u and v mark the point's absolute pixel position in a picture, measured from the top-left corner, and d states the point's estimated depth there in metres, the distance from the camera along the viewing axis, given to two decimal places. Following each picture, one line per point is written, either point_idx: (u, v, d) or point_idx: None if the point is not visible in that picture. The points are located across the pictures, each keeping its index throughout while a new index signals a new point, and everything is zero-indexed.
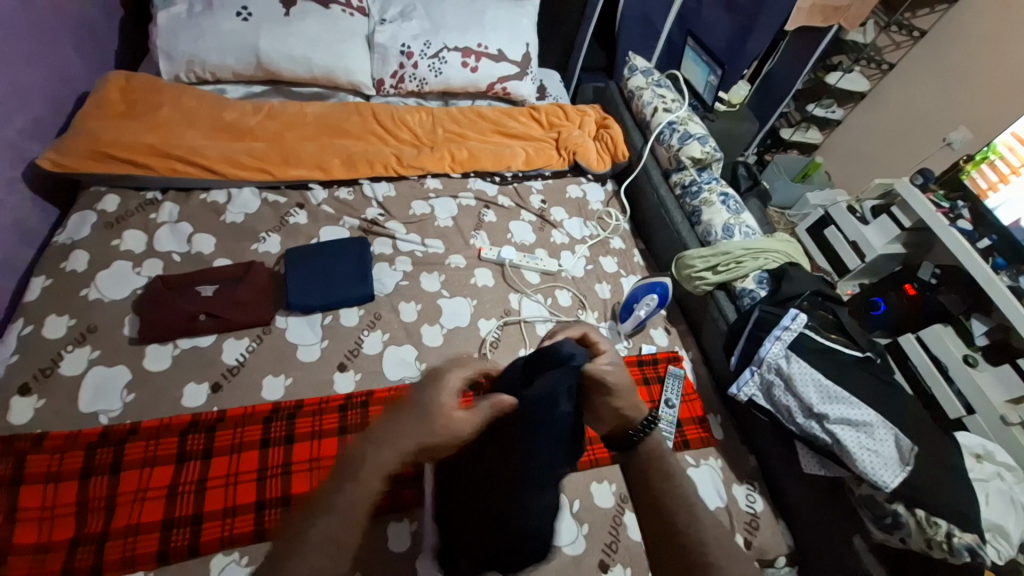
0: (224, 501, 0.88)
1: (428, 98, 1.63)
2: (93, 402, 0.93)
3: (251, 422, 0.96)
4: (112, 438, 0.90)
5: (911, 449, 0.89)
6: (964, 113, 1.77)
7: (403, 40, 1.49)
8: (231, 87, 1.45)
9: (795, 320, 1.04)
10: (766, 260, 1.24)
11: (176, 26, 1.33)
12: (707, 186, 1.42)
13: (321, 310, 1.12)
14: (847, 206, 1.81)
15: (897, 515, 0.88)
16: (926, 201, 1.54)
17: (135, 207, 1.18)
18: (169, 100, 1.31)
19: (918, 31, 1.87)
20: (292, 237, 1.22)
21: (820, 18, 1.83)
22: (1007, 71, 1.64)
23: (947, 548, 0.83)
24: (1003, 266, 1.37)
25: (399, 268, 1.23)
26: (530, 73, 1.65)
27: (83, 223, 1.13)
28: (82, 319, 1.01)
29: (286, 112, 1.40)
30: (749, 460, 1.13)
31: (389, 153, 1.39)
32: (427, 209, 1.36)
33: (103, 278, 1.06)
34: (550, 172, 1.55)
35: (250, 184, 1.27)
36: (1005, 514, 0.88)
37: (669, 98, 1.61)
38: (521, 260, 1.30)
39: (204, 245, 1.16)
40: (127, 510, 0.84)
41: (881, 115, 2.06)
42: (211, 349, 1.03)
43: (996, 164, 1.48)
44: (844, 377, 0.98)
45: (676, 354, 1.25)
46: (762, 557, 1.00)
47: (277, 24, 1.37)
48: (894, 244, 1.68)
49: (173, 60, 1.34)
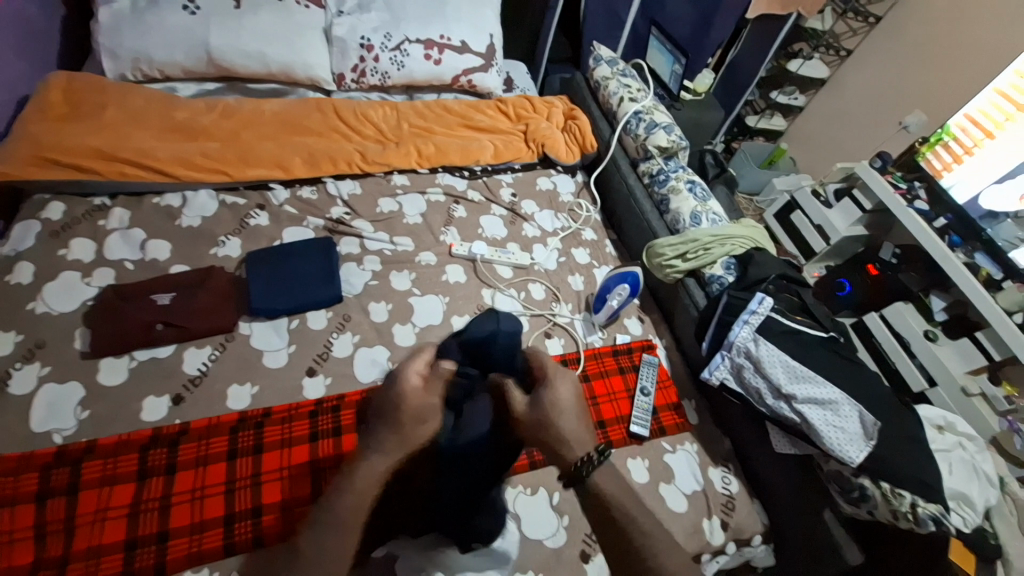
0: (192, 516, 0.84)
1: (392, 92, 1.59)
2: (45, 421, 0.88)
3: (216, 434, 0.93)
4: (68, 457, 0.85)
5: (875, 424, 0.92)
6: (919, 97, 1.84)
7: (362, 33, 1.45)
8: (182, 85, 1.38)
9: (762, 303, 1.06)
10: (733, 246, 1.26)
11: (119, 22, 1.26)
12: (674, 174, 1.43)
13: (286, 315, 1.08)
14: (812, 191, 1.86)
15: (863, 489, 0.91)
16: (885, 183, 1.59)
17: (83, 214, 1.12)
18: (115, 100, 1.25)
19: (874, 17, 1.92)
20: (254, 240, 1.18)
21: (779, 5, 1.87)
22: (958, 54, 1.71)
23: (912, 518, 0.86)
24: (958, 244, 1.42)
25: (367, 267, 1.20)
26: (495, 65, 1.63)
27: (27, 233, 1.06)
28: (30, 335, 0.95)
29: (242, 110, 1.35)
30: (724, 443, 1.15)
31: (353, 149, 1.36)
32: (395, 207, 1.33)
33: (50, 290, 1.00)
34: (519, 165, 1.53)
35: (206, 186, 1.22)
36: (967, 482, 0.91)
37: (635, 87, 1.61)
38: (493, 255, 1.29)
39: (159, 252, 1.11)
40: (89, 531, 0.80)
41: (841, 101, 2.11)
42: (170, 360, 0.98)
43: (950, 145, 1.54)
44: (810, 357, 1.00)
45: (650, 343, 1.26)
46: (738, 537, 1.02)
47: (228, 18, 1.31)
48: (856, 226, 1.73)
49: (118, 58, 1.27)
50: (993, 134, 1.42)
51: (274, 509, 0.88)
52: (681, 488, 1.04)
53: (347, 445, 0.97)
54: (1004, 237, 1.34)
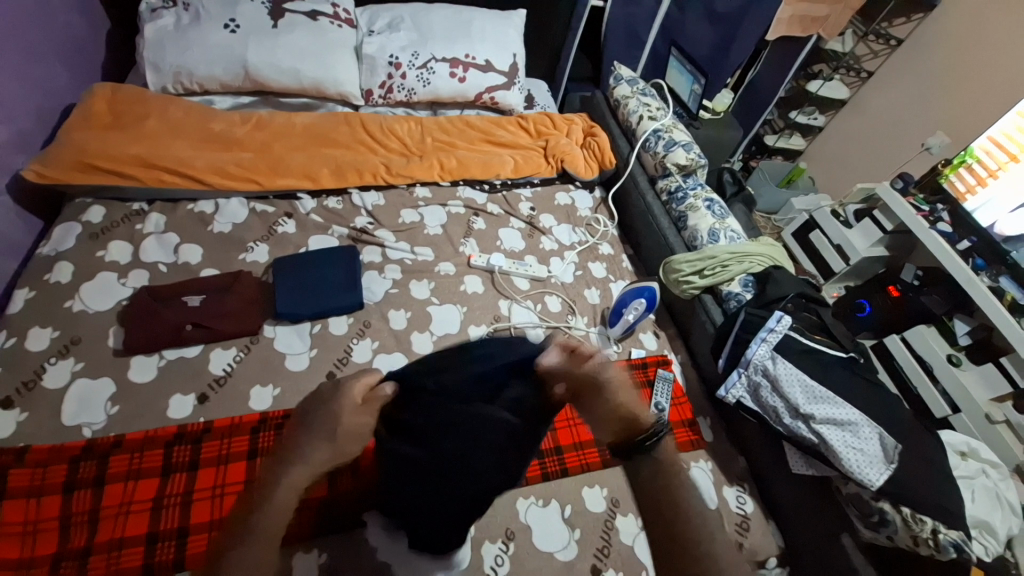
0: (211, 513, 0.86)
1: (417, 108, 1.64)
2: (76, 415, 0.92)
3: (238, 433, 0.95)
4: (96, 451, 0.88)
5: (895, 447, 0.90)
6: (942, 119, 1.82)
7: (391, 52, 1.51)
8: (219, 99, 1.45)
9: (780, 321, 1.06)
10: (751, 263, 1.26)
11: (164, 38, 1.33)
12: (693, 191, 1.44)
13: (309, 320, 1.11)
14: (831, 211, 1.85)
15: (883, 513, 0.88)
16: (907, 205, 1.58)
17: (120, 218, 1.17)
18: (156, 111, 1.31)
19: (896, 40, 1.93)
20: (281, 246, 1.22)
21: (799, 28, 1.90)
22: (983, 77, 1.69)
23: (933, 545, 0.84)
24: (982, 267, 1.40)
25: (388, 275, 1.23)
26: (518, 83, 1.68)
27: (68, 234, 1.12)
28: (65, 331, 0.99)
29: (275, 123, 1.41)
30: (739, 461, 1.14)
31: (378, 162, 1.40)
32: (416, 218, 1.37)
33: (87, 289, 1.05)
34: (538, 179, 1.56)
35: (237, 195, 1.27)
36: (990, 511, 0.89)
37: (654, 106, 1.64)
38: (511, 267, 1.31)
39: (191, 255, 1.15)
40: (112, 524, 0.82)
41: (861, 122, 2.11)
42: (197, 359, 1.01)
43: (974, 167, 1.51)
44: (829, 376, 0.99)
45: (666, 358, 1.26)
46: (753, 559, 1.00)
47: (265, 36, 1.38)
48: (877, 247, 1.71)
49: (161, 72, 1.34)
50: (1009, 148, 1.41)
51: None
52: None
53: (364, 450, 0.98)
54: None
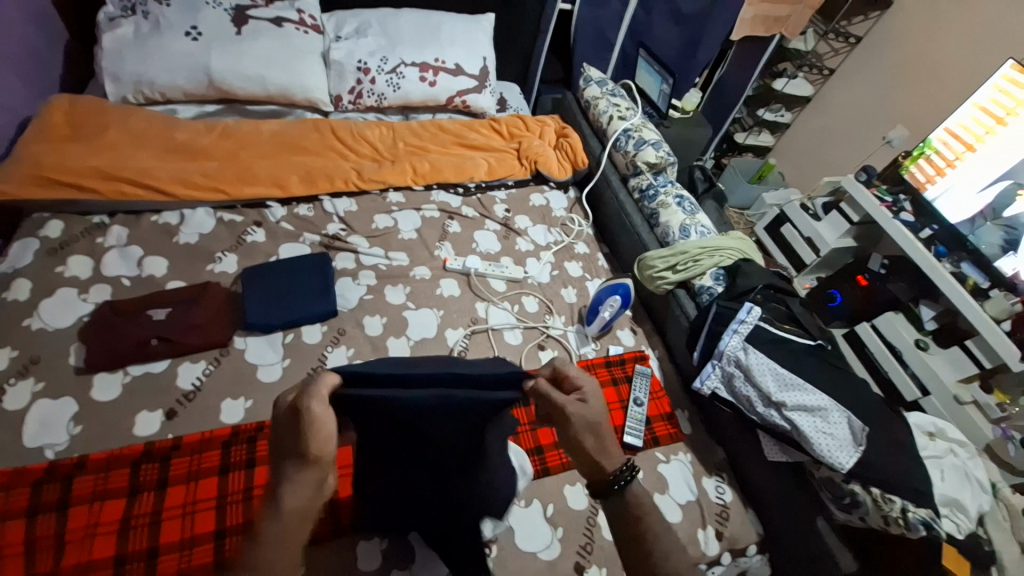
0: (182, 531, 0.84)
1: (388, 113, 1.64)
2: (37, 437, 0.88)
3: (209, 448, 0.93)
4: (59, 473, 0.85)
5: (863, 430, 0.93)
6: (900, 113, 1.89)
7: (359, 57, 1.51)
8: (182, 108, 1.42)
9: (750, 312, 1.08)
10: (722, 257, 1.28)
11: (123, 48, 1.30)
12: (663, 188, 1.47)
13: (281, 329, 1.09)
14: (800, 204, 1.89)
15: (854, 495, 0.91)
16: (871, 196, 1.63)
17: (81, 232, 1.13)
18: (117, 122, 1.28)
19: (854, 38, 1.98)
20: (250, 256, 1.20)
21: (763, 27, 1.94)
22: (936, 72, 1.76)
23: (903, 524, 0.86)
24: (944, 254, 1.45)
25: (362, 282, 1.22)
26: (489, 86, 1.69)
27: (25, 250, 1.08)
28: (25, 350, 0.95)
29: (241, 131, 1.38)
30: (717, 452, 1.15)
31: (349, 168, 1.39)
32: (390, 223, 1.36)
33: (47, 306, 1.01)
34: (512, 181, 1.57)
35: (203, 205, 1.24)
36: (960, 488, 0.91)
37: (623, 106, 1.66)
38: (486, 269, 1.31)
39: (157, 268, 1.12)
40: (78, 547, 0.79)
41: (826, 118, 2.17)
42: (164, 375, 0.98)
43: (932, 158, 1.58)
44: (798, 365, 1.01)
45: (643, 354, 1.27)
46: (733, 547, 1.01)
47: (228, 43, 1.36)
48: (845, 238, 1.75)
49: (120, 82, 1.31)
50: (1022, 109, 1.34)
51: None
52: (675, 499, 1.03)
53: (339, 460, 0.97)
54: (985, 242, 1.37)
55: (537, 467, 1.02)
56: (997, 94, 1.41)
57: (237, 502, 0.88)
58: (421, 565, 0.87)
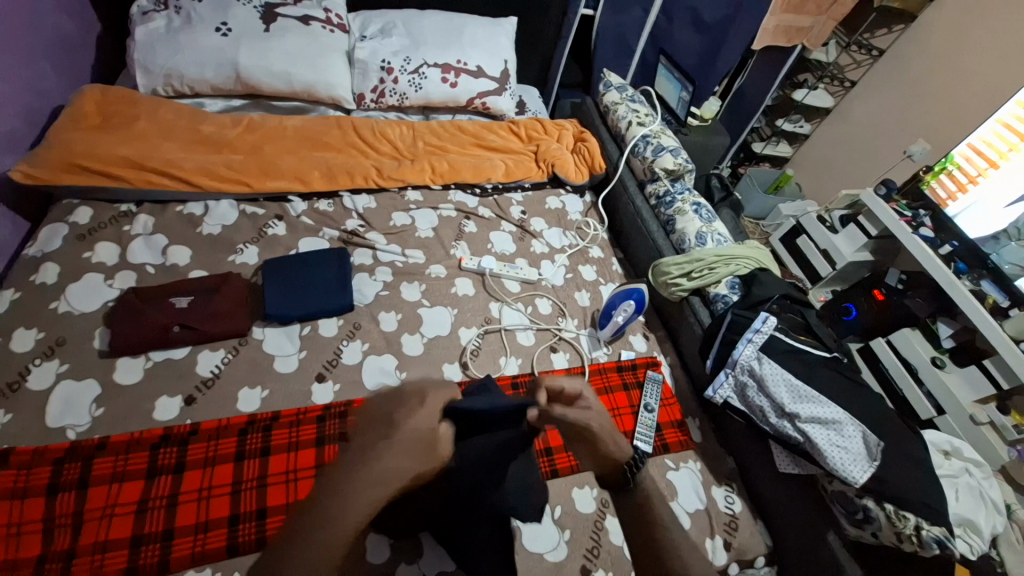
0: (196, 516, 0.85)
1: (409, 112, 1.66)
2: (60, 416, 0.90)
3: (226, 435, 0.94)
4: (80, 453, 0.87)
5: (878, 445, 0.92)
6: (923, 127, 1.87)
7: (383, 56, 1.53)
8: (209, 101, 1.45)
9: (766, 322, 1.07)
10: (738, 266, 1.28)
11: (155, 41, 1.33)
12: (680, 196, 1.46)
13: (299, 321, 1.11)
14: (817, 216, 1.88)
15: (867, 510, 0.90)
16: (890, 210, 1.61)
17: (108, 219, 1.16)
18: (146, 113, 1.31)
19: (877, 50, 1.98)
20: (271, 248, 1.22)
21: (784, 39, 1.95)
22: (960, 86, 1.74)
23: (916, 541, 0.85)
24: (964, 271, 1.42)
25: (379, 278, 1.23)
26: (509, 88, 1.70)
27: (54, 235, 1.11)
28: (50, 332, 0.98)
29: (265, 126, 1.41)
30: (727, 461, 1.15)
31: (369, 165, 1.41)
32: (407, 221, 1.37)
33: (73, 290, 1.04)
34: (529, 183, 1.58)
35: (227, 197, 1.27)
36: (975, 509, 0.90)
37: (642, 112, 1.66)
38: (501, 270, 1.32)
39: (180, 257, 1.15)
40: (96, 527, 0.81)
41: (846, 130, 2.15)
42: (185, 361, 1.01)
43: (954, 174, 1.57)
44: (813, 377, 1.01)
45: (655, 360, 1.27)
46: (741, 558, 1.01)
47: (256, 39, 1.38)
48: (862, 252, 1.74)
49: (151, 74, 1.34)
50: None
51: (279, 513, 0.88)
52: (684, 506, 1.03)
53: None
54: (1008, 261, 1.34)
55: (547, 471, 1.03)
56: (1017, 113, 1.42)
57: (251, 489, 0.90)
58: (429, 560, 0.88)
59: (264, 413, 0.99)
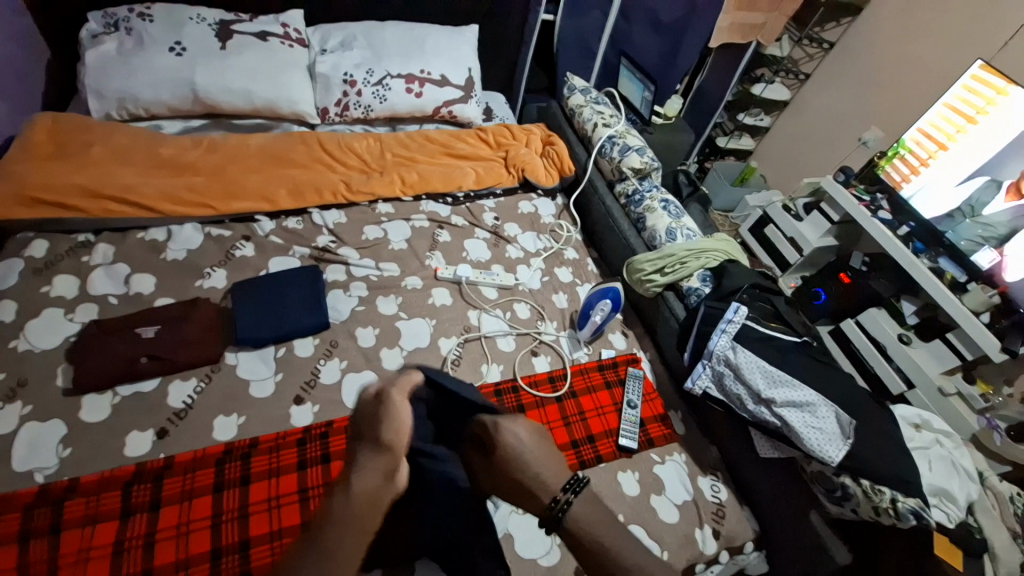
0: (176, 552, 0.82)
1: (375, 124, 1.65)
2: (26, 460, 0.86)
3: (202, 467, 0.91)
4: (50, 496, 0.83)
5: (850, 423, 0.95)
6: (875, 114, 1.95)
7: (345, 70, 1.52)
8: (167, 123, 1.42)
9: (737, 312, 1.11)
10: (708, 259, 1.31)
11: (106, 64, 1.29)
12: (649, 193, 1.49)
13: (273, 343, 1.08)
14: (783, 205, 1.93)
15: (845, 487, 0.93)
16: (849, 196, 1.67)
17: (65, 251, 1.11)
18: (100, 140, 1.26)
19: (827, 43, 2.07)
20: (240, 270, 1.19)
21: (739, 35, 2.01)
22: (906, 72, 1.83)
23: (893, 514, 0.88)
24: (922, 250, 1.50)
25: (354, 293, 1.21)
26: (475, 96, 1.71)
27: (9, 271, 1.05)
28: (11, 373, 0.93)
29: (228, 145, 1.38)
30: (711, 451, 1.17)
31: (337, 180, 1.40)
32: (380, 234, 1.36)
33: (33, 327, 0.99)
34: (501, 190, 1.58)
35: (191, 220, 1.24)
36: (947, 478, 0.94)
37: (607, 114, 1.69)
38: (477, 277, 1.32)
39: (144, 286, 1.11)
40: (70, 573, 0.77)
41: (803, 121, 2.23)
42: (155, 393, 0.97)
43: (907, 158, 1.62)
44: (787, 362, 1.03)
45: (635, 356, 1.29)
46: (730, 545, 1.02)
47: (213, 58, 1.36)
48: (827, 238, 1.79)
49: (104, 98, 1.30)
50: (989, 109, 1.39)
51: (263, 542, 0.86)
52: (672, 499, 1.04)
53: (336, 472, 0.96)
54: (964, 237, 1.41)
55: None
56: (964, 94, 1.47)
57: (230, 520, 0.87)
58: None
59: (242, 440, 0.96)
